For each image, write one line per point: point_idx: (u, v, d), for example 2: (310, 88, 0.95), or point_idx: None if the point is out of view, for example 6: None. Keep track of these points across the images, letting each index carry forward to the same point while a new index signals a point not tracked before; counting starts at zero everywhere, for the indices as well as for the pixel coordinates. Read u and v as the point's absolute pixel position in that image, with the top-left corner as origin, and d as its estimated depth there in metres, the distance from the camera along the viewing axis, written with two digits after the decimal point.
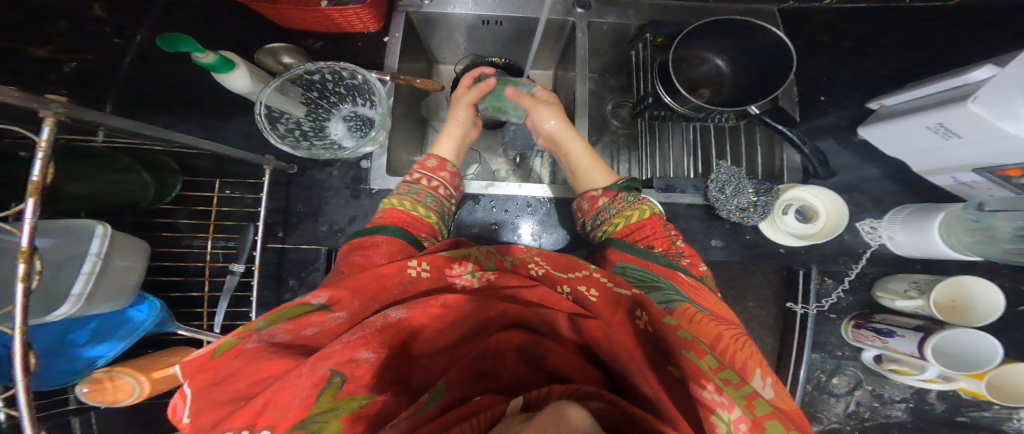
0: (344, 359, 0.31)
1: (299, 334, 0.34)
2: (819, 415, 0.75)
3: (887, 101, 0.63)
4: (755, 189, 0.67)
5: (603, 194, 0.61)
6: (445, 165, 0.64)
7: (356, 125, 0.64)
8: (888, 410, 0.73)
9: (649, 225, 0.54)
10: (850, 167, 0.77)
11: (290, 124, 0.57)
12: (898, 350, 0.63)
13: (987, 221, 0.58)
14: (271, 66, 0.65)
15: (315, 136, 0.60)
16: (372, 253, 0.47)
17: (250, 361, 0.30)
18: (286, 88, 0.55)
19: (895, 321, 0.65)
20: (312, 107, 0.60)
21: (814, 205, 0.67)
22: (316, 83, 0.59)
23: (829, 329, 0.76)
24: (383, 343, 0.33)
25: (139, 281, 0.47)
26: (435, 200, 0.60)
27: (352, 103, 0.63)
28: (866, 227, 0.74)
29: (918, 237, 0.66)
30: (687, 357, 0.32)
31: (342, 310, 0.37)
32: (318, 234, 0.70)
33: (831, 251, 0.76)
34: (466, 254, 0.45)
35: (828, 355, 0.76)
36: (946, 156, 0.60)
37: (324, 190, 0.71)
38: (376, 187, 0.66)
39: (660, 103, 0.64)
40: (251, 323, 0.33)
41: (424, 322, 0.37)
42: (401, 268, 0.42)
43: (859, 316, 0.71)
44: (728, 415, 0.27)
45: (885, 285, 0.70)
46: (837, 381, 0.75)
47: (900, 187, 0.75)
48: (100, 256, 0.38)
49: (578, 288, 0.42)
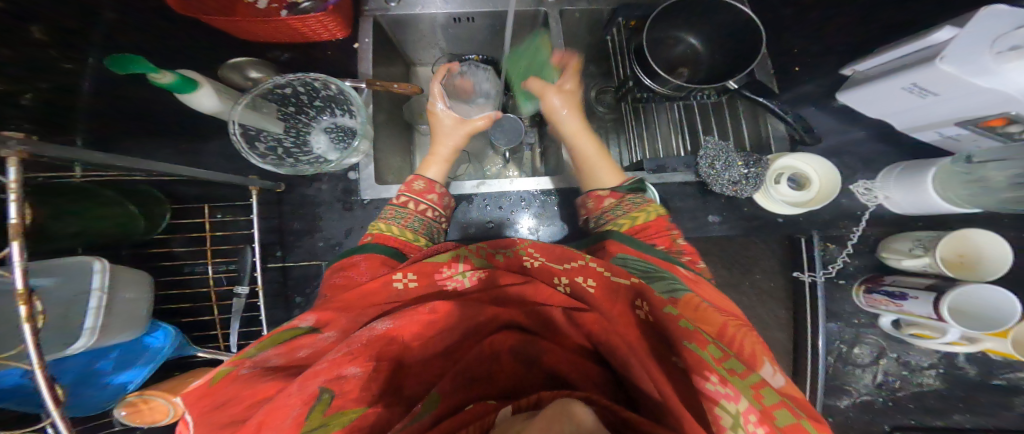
0: (332, 376, 0.32)
1: (291, 356, 0.37)
2: (846, 387, 0.73)
3: (858, 67, 0.61)
4: (744, 161, 0.65)
5: (610, 194, 0.58)
6: (433, 186, 0.63)
7: (339, 136, 0.62)
8: (918, 377, 0.71)
9: (653, 227, 0.53)
10: (836, 132, 0.73)
11: (270, 141, 0.57)
12: (913, 313, 0.60)
13: (978, 173, 0.56)
14: (237, 82, 0.64)
15: (298, 153, 0.60)
16: (352, 272, 0.50)
17: (246, 385, 0.33)
18: (259, 105, 0.55)
19: (905, 282, 0.62)
20: (291, 123, 0.60)
21: (806, 172, 0.64)
22: (290, 97, 0.59)
23: (841, 297, 0.73)
24: (370, 357, 0.35)
25: (147, 314, 0.50)
26: (423, 223, 0.60)
27: (330, 115, 0.62)
28: (860, 188, 0.70)
29: (918, 198, 0.63)
30: (688, 348, 0.29)
31: (331, 329, 0.41)
32: (315, 250, 0.70)
33: (825, 219, 0.73)
34: (456, 255, 0.47)
35: (845, 323, 0.73)
36: (929, 113, 0.57)
37: (315, 205, 0.71)
38: (366, 198, 0.64)
39: (642, 85, 0.62)
40: (241, 352, 0.36)
41: (413, 330, 0.39)
42: (388, 282, 0.45)
43: (869, 279, 0.68)
44: (735, 406, 0.24)
45: (888, 245, 0.67)
46: (859, 351, 0.73)
47: (886, 145, 0.71)
48: (103, 291, 0.41)
49: (575, 279, 0.41)
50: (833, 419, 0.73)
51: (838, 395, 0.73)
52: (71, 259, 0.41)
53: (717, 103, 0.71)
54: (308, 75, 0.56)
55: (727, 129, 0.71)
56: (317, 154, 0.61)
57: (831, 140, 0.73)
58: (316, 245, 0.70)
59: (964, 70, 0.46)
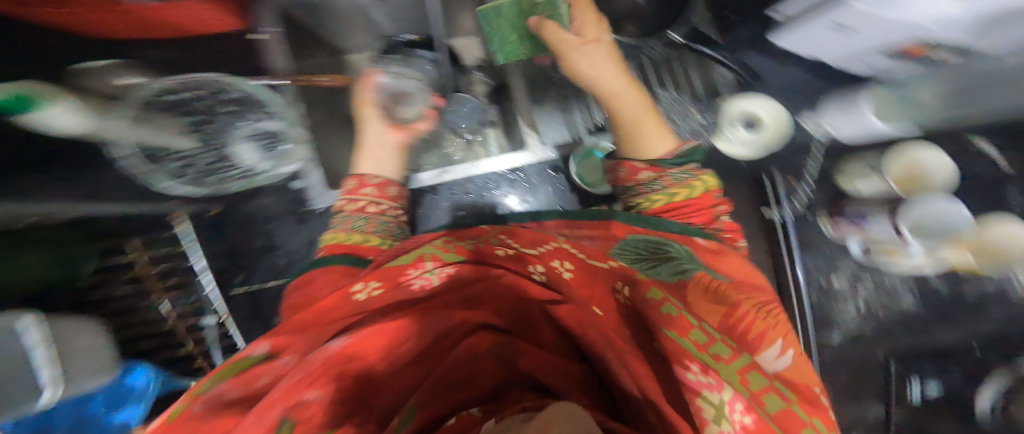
0: (292, 402, 0.27)
1: (249, 388, 0.31)
2: (831, 319, 0.73)
3: (787, 11, 0.61)
4: (698, 108, 0.69)
5: (649, 166, 0.52)
6: (365, 180, 0.59)
7: (263, 140, 0.64)
8: (898, 298, 0.71)
9: (696, 204, 0.49)
10: (777, 74, 0.72)
11: (182, 161, 0.62)
12: (877, 235, 0.62)
13: (907, 94, 0.59)
14: (104, 88, 0.58)
15: (219, 168, 0.65)
16: (310, 289, 0.46)
17: (203, 421, 0.26)
18: (154, 118, 0.58)
19: (866, 205, 0.65)
20: (205, 140, 0.63)
21: (760, 115, 0.63)
22: (191, 107, 0.61)
23: (809, 230, 0.72)
24: (330, 378, 0.31)
25: (110, 354, 0.55)
26: (371, 222, 0.56)
27: (251, 120, 0.62)
28: (807, 120, 0.70)
29: (856, 126, 0.62)
30: (670, 337, 0.28)
31: (289, 353, 0.34)
32: (279, 267, 0.66)
33: (783, 157, 0.73)
34: (419, 253, 0.43)
35: (818, 254, 0.73)
36: (855, 48, 0.57)
37: (264, 220, 0.67)
38: (320, 207, 0.62)
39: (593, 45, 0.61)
40: (195, 385, 0.29)
41: (370, 346, 0.35)
42: (347, 295, 0.40)
43: (833, 209, 0.70)
44: (717, 396, 0.23)
45: (844, 171, 0.69)
46: (836, 280, 0.73)
47: (823, 80, 0.71)
48: (46, 344, 0.43)
49: (551, 265, 0.39)
50: (828, 354, 0.74)
51: (828, 329, 0.74)
52: None
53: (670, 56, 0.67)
54: (184, 78, 0.59)
55: (681, 78, 0.69)
56: (247, 165, 0.66)
57: (774, 83, 0.72)
58: (280, 262, 0.66)
59: (873, 5, 0.45)
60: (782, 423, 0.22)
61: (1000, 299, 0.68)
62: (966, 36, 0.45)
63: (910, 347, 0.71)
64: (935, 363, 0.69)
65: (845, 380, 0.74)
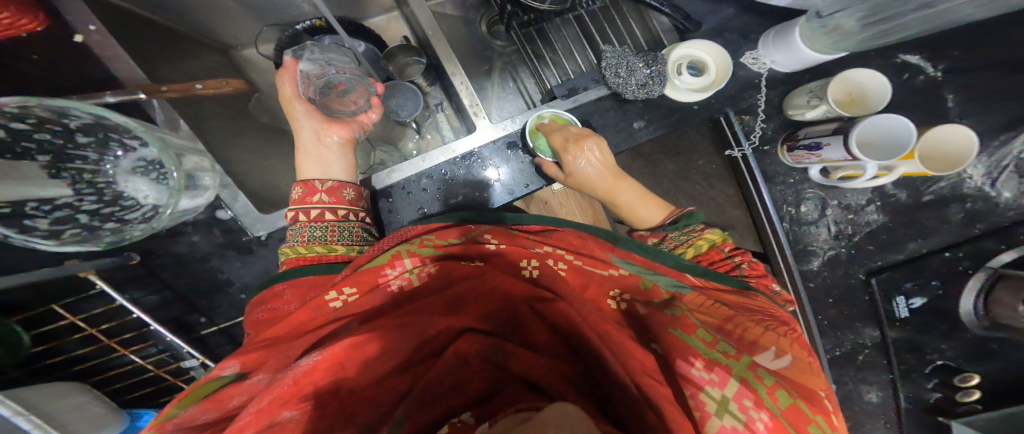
0: (263, 425, 0.29)
1: (224, 408, 0.33)
2: (810, 249, 0.73)
3: None
4: (644, 61, 0.58)
5: (652, 233, 0.54)
6: (312, 187, 0.52)
7: (155, 172, 0.46)
8: (863, 216, 0.72)
9: (708, 260, 0.49)
10: (710, 14, 0.65)
11: (57, 213, 0.40)
12: (832, 159, 0.58)
13: (832, 24, 0.53)
14: None
15: (113, 213, 0.44)
16: (278, 304, 0.44)
17: None
18: (7, 169, 0.37)
19: (816, 132, 0.60)
20: (72, 180, 0.42)
21: (701, 59, 0.59)
22: (31, 139, 0.38)
23: (770, 162, 0.70)
24: (306, 396, 0.32)
25: (111, 408, 0.59)
26: (330, 230, 0.51)
27: (127, 147, 0.44)
28: (749, 59, 0.64)
29: (799, 54, 0.58)
30: (674, 335, 0.35)
31: (261, 373, 0.36)
32: (242, 303, 0.59)
33: (730, 95, 0.66)
34: (398, 252, 0.43)
35: (784, 186, 0.71)
36: None
37: (201, 260, 0.57)
38: (263, 233, 0.56)
39: (521, 6, 0.58)
40: (163, 414, 0.32)
41: (342, 361, 0.35)
42: (321, 304, 0.41)
43: (788, 138, 0.65)
44: (719, 392, 0.30)
45: (790, 103, 0.64)
46: (806, 209, 0.72)
47: (754, 17, 0.64)
48: (23, 413, 0.43)
49: (546, 262, 0.43)
50: (814, 283, 0.73)
51: (807, 259, 0.73)
52: None
53: (603, 6, 0.64)
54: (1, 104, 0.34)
55: (619, 33, 0.63)
56: (149, 204, 0.46)
57: (712, 22, 0.64)
58: (241, 298, 0.59)
59: None
60: (788, 416, 0.28)
61: (955, 200, 0.68)
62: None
63: (885, 265, 0.71)
64: (913, 281, 0.69)
65: (833, 307, 0.73)
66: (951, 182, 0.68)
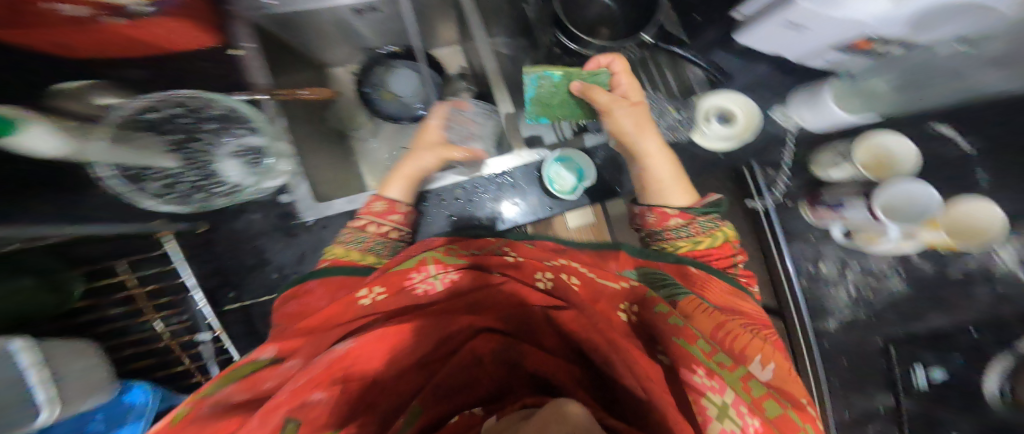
0: (296, 404, 0.29)
1: (257, 389, 0.34)
2: (829, 306, 0.72)
3: (744, 8, 0.61)
4: (676, 107, 0.68)
5: (678, 212, 0.55)
6: (395, 205, 0.58)
7: (250, 157, 0.54)
8: (885, 284, 0.71)
9: (717, 252, 0.53)
10: (742, 71, 0.70)
11: (163, 177, 0.52)
12: (853, 220, 0.60)
13: (863, 85, 0.61)
14: (80, 112, 0.51)
15: (207, 184, 0.54)
16: (308, 300, 0.48)
17: (202, 424, 0.29)
18: (141, 142, 0.49)
19: (840, 192, 0.63)
20: (185, 153, 0.53)
21: (731, 110, 0.65)
22: (168, 122, 0.51)
23: (792, 217, 0.72)
24: (336, 379, 0.34)
25: (106, 377, 0.57)
26: (386, 245, 0.56)
27: (233, 134, 0.53)
28: (777, 115, 0.70)
29: (822, 115, 0.62)
30: (678, 344, 0.32)
31: (294, 358, 0.38)
32: (271, 282, 0.63)
33: (755, 149, 0.72)
34: (423, 259, 0.46)
35: (804, 243, 0.73)
36: (809, 44, 0.58)
37: (251, 237, 0.62)
38: (309, 220, 0.57)
39: (567, 50, 0.63)
40: (202, 389, 0.32)
41: (369, 351, 0.36)
42: (353, 301, 0.44)
43: (812, 196, 0.68)
44: (722, 398, 0.27)
45: (816, 161, 0.68)
46: (825, 267, 0.72)
47: (790, 76, 0.70)
48: (38, 366, 0.44)
49: (561, 275, 0.44)
50: (827, 342, 0.73)
51: (824, 318, 0.73)
52: None
53: (643, 59, 0.68)
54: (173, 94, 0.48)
55: (655, 81, 0.69)
56: (233, 182, 0.55)
57: (743, 78, 0.70)
58: (273, 277, 0.63)
59: (815, 4, 0.46)
60: (780, 425, 0.26)
61: (983, 280, 0.67)
62: (908, 30, 0.47)
63: (907, 333, 0.70)
64: (935, 352, 0.68)
65: (847, 369, 0.73)
66: (982, 261, 0.67)
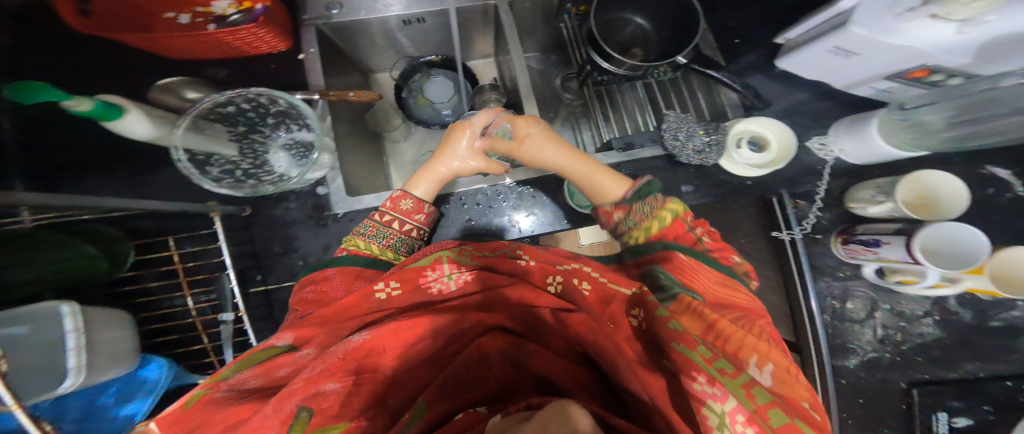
0: (310, 393, 0.33)
1: (271, 377, 0.38)
2: (851, 346, 0.72)
3: (790, 34, 0.64)
4: (705, 129, 0.65)
5: (616, 208, 0.58)
6: (422, 206, 0.60)
7: (299, 151, 0.59)
8: (917, 327, 0.70)
9: (672, 232, 0.52)
10: (781, 96, 0.72)
11: (224, 165, 0.55)
12: (889, 259, 0.59)
13: (914, 118, 0.58)
14: (172, 104, 0.60)
15: (259, 172, 0.57)
16: (326, 287, 0.50)
17: (217, 409, 0.33)
18: (212, 129, 0.54)
19: (877, 229, 0.62)
20: (244, 143, 0.57)
21: (763, 135, 0.65)
22: (236, 115, 0.56)
23: (820, 253, 0.71)
24: (348, 372, 0.37)
25: (134, 350, 0.54)
26: (406, 244, 0.59)
27: (287, 130, 0.60)
28: (815, 144, 0.69)
29: (869, 146, 0.62)
30: (678, 350, 0.34)
31: (309, 347, 0.41)
32: (296, 269, 0.66)
33: (787, 178, 0.70)
34: (438, 257, 0.48)
35: (831, 279, 0.71)
36: (857, 72, 0.60)
37: (287, 224, 0.66)
38: (341, 212, 0.62)
39: (599, 68, 0.62)
40: (218, 375, 0.37)
41: (385, 342, 0.39)
42: (369, 293, 0.46)
43: (845, 231, 0.67)
44: (721, 406, 0.29)
45: (854, 195, 0.66)
46: (851, 306, 0.72)
47: (829, 103, 0.71)
48: (79, 332, 0.43)
49: (569, 279, 0.46)
50: (845, 380, 0.72)
51: (844, 356, 0.72)
52: (36, 306, 0.41)
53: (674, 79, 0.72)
54: (249, 91, 0.54)
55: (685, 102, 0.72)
56: (280, 172, 0.59)
57: (781, 104, 0.72)
58: (297, 264, 0.66)
59: (872, 32, 0.49)
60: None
61: None
62: (967, 60, 0.49)
63: (930, 379, 0.69)
64: (964, 401, 0.68)
65: (863, 408, 0.71)
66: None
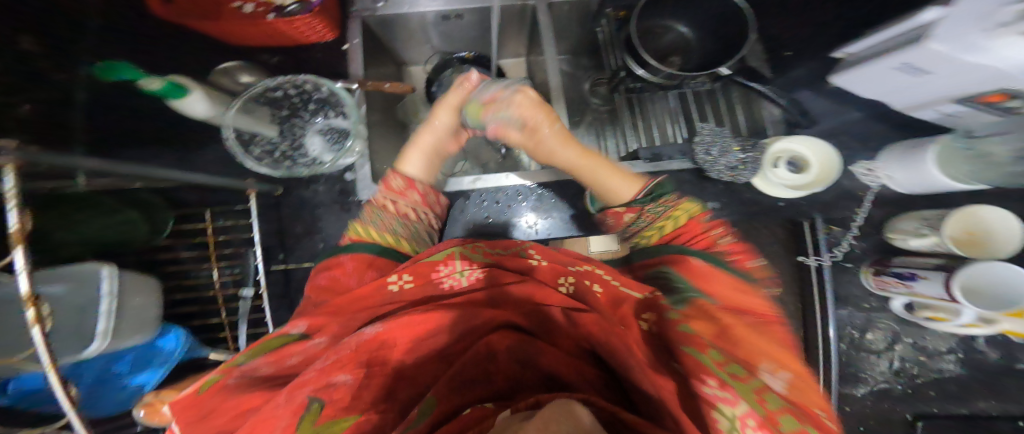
0: (321, 385, 0.34)
1: (282, 365, 0.39)
2: (862, 375, 0.71)
3: (852, 49, 0.61)
4: (741, 146, 0.66)
5: (629, 209, 0.59)
6: (413, 184, 0.62)
7: (333, 137, 0.61)
8: (937, 363, 0.69)
9: (685, 231, 0.54)
10: (830, 113, 0.73)
11: (266, 146, 0.59)
12: (924, 294, 0.58)
13: (978, 148, 0.56)
14: (228, 86, 0.64)
15: (295, 155, 0.60)
16: (340, 275, 0.52)
17: (229, 396, 0.35)
18: (258, 111, 0.58)
19: (915, 263, 0.61)
20: (285, 125, 0.60)
21: (802, 155, 0.65)
22: (281, 100, 0.60)
23: (849, 280, 0.71)
24: (359, 364, 0.37)
25: (157, 318, 0.56)
26: (408, 227, 0.60)
27: (324, 116, 0.61)
28: (861, 170, 0.70)
29: (916, 175, 0.62)
30: (690, 354, 0.34)
31: (320, 336, 0.42)
32: (317, 250, 0.68)
33: (824, 201, 0.73)
34: (451, 253, 0.50)
35: (854, 309, 0.71)
36: (925, 92, 0.57)
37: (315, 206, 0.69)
38: (364, 197, 0.64)
39: (633, 75, 0.63)
40: (233, 359, 0.39)
41: (396, 335, 0.40)
42: (383, 285, 0.47)
43: (879, 262, 0.67)
44: (732, 409, 0.27)
45: (895, 226, 0.66)
46: (871, 337, 0.71)
47: (884, 125, 0.71)
48: (113, 296, 0.43)
49: (580, 280, 0.46)
50: (850, 408, 0.71)
51: (853, 384, 0.71)
52: (77, 268, 0.43)
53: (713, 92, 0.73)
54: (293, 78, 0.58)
55: (723, 116, 0.72)
56: (314, 156, 0.61)
57: (823, 125, 0.73)
58: (318, 246, 0.68)
59: (950, 47, 0.45)
60: None
61: None
62: None
63: (942, 414, 0.68)
64: None
65: None
66: None
